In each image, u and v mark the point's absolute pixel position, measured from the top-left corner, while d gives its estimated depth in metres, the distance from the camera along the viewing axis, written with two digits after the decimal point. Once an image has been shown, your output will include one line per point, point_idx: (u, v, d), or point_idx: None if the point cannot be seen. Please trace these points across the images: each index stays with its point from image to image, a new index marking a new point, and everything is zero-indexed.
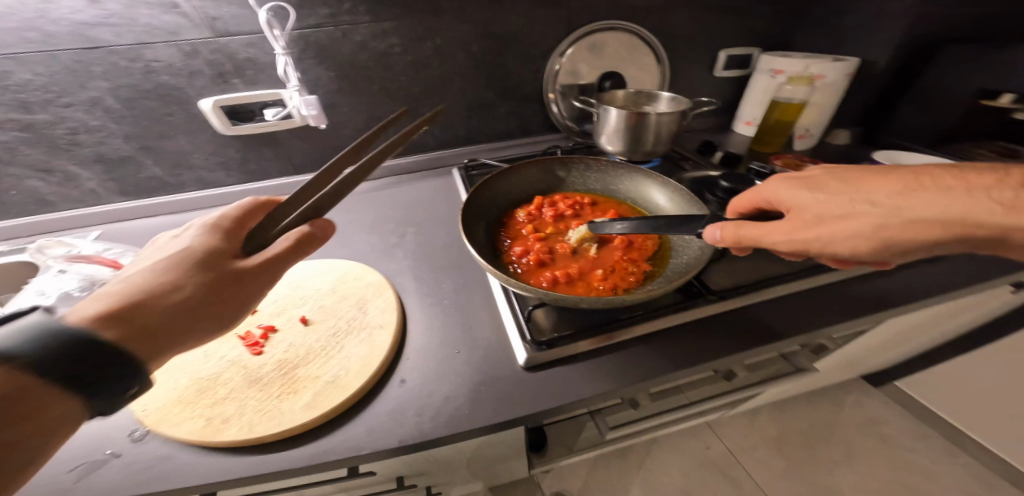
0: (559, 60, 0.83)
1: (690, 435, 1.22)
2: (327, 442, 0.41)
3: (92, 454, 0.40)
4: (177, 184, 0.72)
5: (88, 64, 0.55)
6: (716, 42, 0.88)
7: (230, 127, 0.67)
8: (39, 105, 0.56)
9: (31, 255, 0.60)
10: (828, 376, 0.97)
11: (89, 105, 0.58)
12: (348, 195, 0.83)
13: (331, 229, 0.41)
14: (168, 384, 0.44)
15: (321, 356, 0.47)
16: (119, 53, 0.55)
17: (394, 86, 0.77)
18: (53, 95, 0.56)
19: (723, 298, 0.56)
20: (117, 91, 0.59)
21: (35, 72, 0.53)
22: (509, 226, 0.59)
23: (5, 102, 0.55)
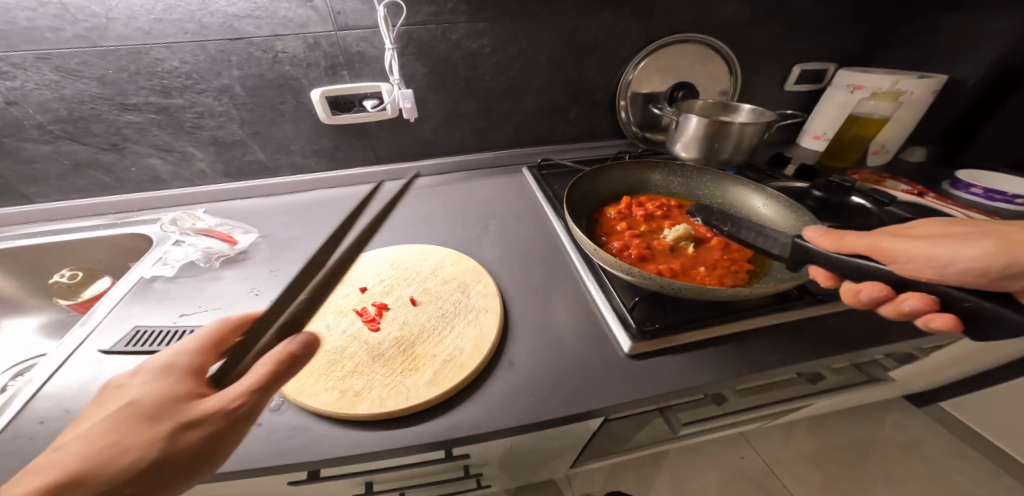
0: (635, 68, 0.85)
1: (725, 445, 1.20)
2: (450, 418, 0.43)
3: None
4: (274, 168, 0.77)
5: (227, 54, 0.61)
6: (792, 56, 0.89)
7: (331, 116, 0.72)
8: (178, 90, 0.62)
9: (161, 228, 0.64)
10: (884, 392, 0.95)
11: (220, 92, 0.64)
12: (422, 186, 0.86)
13: (315, 345, 0.30)
14: None
15: (434, 336, 0.49)
16: (256, 44, 0.61)
17: (478, 85, 0.80)
18: (192, 82, 0.62)
19: (823, 300, 0.56)
20: (244, 80, 0.64)
21: (182, 60, 0.59)
22: (601, 222, 0.61)
23: (150, 86, 0.60)
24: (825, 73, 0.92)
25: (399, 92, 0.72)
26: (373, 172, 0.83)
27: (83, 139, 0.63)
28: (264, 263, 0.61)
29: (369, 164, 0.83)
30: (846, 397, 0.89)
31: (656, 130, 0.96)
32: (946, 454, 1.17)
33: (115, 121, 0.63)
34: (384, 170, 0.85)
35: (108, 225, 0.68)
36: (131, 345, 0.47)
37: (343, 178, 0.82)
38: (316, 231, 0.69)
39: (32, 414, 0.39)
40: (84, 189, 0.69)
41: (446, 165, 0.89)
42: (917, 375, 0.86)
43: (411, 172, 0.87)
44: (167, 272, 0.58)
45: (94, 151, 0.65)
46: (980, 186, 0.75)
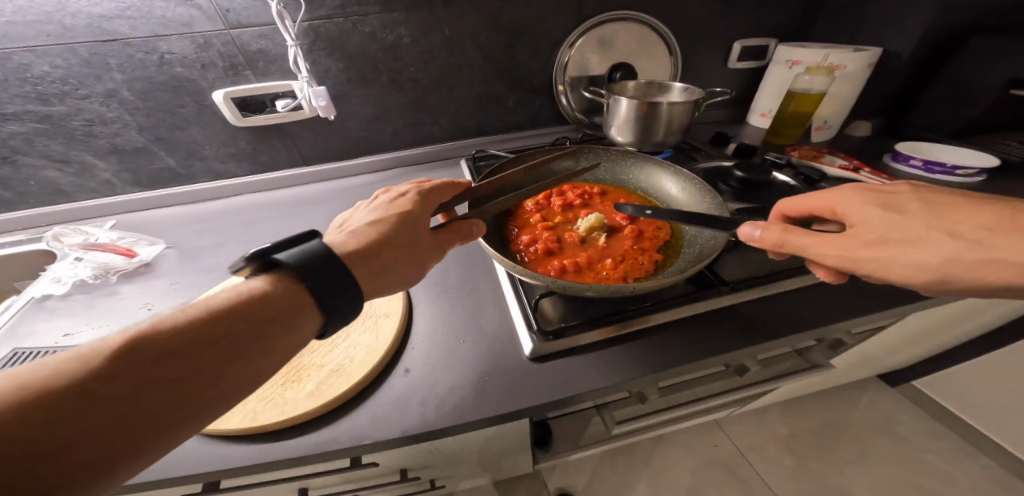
0: (568, 53, 0.82)
1: (697, 431, 1.19)
2: (329, 432, 0.40)
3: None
4: (189, 175, 0.73)
5: (104, 56, 0.57)
6: (731, 32, 0.86)
7: (241, 119, 0.68)
8: (57, 97, 0.58)
9: (47, 243, 0.61)
10: (845, 374, 0.94)
11: (105, 97, 0.60)
12: (353, 186, 0.82)
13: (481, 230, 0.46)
14: None
15: (327, 344, 0.47)
16: (135, 45, 0.57)
17: (402, 78, 0.77)
18: (70, 88, 0.58)
19: (735, 288, 0.55)
20: (132, 84, 0.61)
21: (54, 65, 0.55)
22: (517, 215, 0.59)
23: (25, 94, 0.57)
24: (767, 50, 0.89)
25: (310, 90, 0.68)
26: (301, 174, 0.80)
27: None
28: (165, 276, 0.59)
29: (296, 166, 0.79)
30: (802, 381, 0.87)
31: (599, 114, 0.93)
32: (917, 431, 1.17)
33: None
34: (312, 172, 0.81)
35: (33, 238, 0.65)
36: (7, 367, 0.45)
37: (269, 181, 0.78)
38: (229, 241, 0.66)
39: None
40: None
41: (381, 162, 0.85)
42: (871, 356, 0.85)
43: (344, 171, 0.83)
44: (58, 291, 0.55)
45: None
46: (918, 159, 0.73)
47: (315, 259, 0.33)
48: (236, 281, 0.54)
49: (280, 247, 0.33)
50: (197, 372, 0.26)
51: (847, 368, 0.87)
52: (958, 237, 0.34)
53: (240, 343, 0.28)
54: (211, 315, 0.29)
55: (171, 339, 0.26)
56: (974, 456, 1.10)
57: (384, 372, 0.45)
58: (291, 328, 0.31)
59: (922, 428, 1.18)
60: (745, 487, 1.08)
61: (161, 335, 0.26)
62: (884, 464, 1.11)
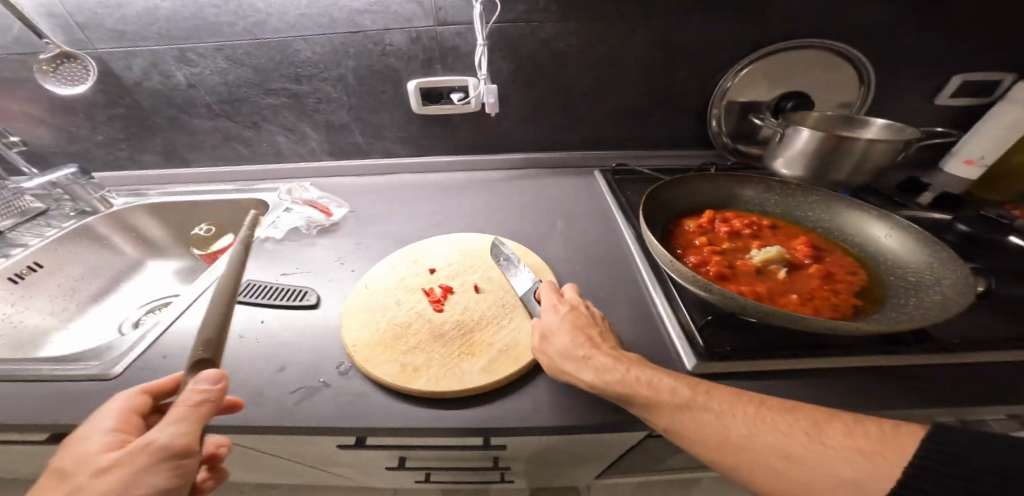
0: (739, 73, 0.77)
1: None
2: (498, 409, 0.42)
3: (308, 380, 0.44)
4: (368, 150, 0.86)
5: (348, 46, 0.70)
6: (940, 62, 0.75)
7: (421, 107, 0.78)
8: (307, 78, 0.73)
9: (280, 194, 0.76)
10: None
11: (336, 81, 0.74)
12: (489, 181, 0.88)
13: (217, 385, 0.32)
14: (369, 324, 0.49)
15: (494, 323, 0.50)
16: (370, 37, 0.69)
17: (562, 85, 0.80)
18: (317, 71, 0.73)
19: (960, 349, 0.44)
20: (357, 70, 0.73)
21: (313, 51, 0.70)
22: (678, 235, 0.57)
23: (287, 75, 0.73)
24: (997, 86, 0.77)
25: (484, 87, 0.75)
26: (450, 162, 0.90)
27: (234, 116, 0.79)
28: (349, 236, 0.68)
29: (448, 154, 0.88)
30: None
31: (750, 142, 0.88)
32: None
33: (257, 103, 0.77)
34: (458, 161, 0.91)
35: (238, 190, 0.84)
36: (246, 295, 0.55)
37: (421, 165, 0.89)
38: (393, 212, 0.75)
39: (158, 350, 0.48)
40: (225, 156, 0.85)
41: (517, 160, 0.91)
42: None
43: (484, 164, 0.91)
44: (276, 235, 0.67)
45: (240, 127, 0.81)
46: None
47: None
48: (408, 252, 0.62)
49: None
50: None
51: None
52: (710, 408, 0.34)
53: None
54: None
55: None
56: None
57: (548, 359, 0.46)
58: None
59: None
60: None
61: None
62: None
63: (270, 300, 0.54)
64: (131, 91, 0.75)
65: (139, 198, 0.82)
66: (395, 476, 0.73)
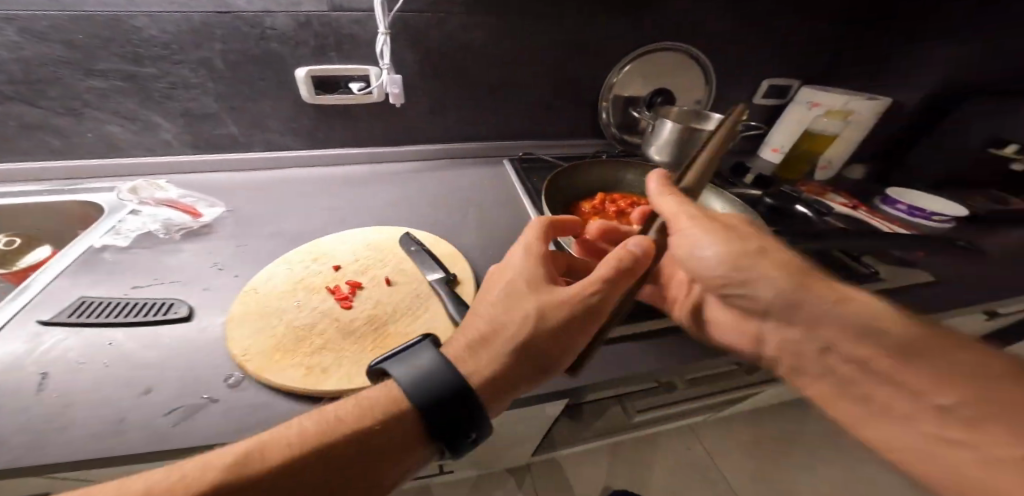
0: (620, 72, 0.91)
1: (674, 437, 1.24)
2: None
3: (187, 398, 0.38)
4: (246, 143, 0.76)
5: (211, 26, 0.62)
6: (753, 72, 0.99)
7: (315, 96, 0.74)
8: (153, 59, 0.62)
9: (120, 195, 0.61)
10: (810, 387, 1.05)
11: (197, 64, 0.65)
12: (389, 172, 0.85)
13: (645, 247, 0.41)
14: (264, 330, 0.44)
15: (413, 313, 0.49)
16: (244, 19, 0.63)
17: (469, 78, 0.84)
18: (169, 52, 0.62)
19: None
20: (225, 55, 0.65)
21: (163, 30, 0.60)
22: (575, 216, 0.64)
23: (124, 54, 0.61)
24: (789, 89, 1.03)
25: (388, 77, 0.75)
26: (350, 154, 0.84)
27: (36, 101, 0.61)
28: (228, 236, 0.59)
29: (347, 145, 0.84)
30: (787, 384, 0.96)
31: (632, 132, 1.02)
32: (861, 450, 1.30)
33: (73, 87, 0.61)
34: (360, 153, 0.86)
35: (53, 190, 0.66)
36: (79, 314, 0.44)
37: (316, 158, 0.82)
38: (285, 206, 0.68)
39: None
40: (24, 150, 0.65)
41: (426, 151, 0.90)
42: None
43: (388, 156, 0.88)
44: (120, 243, 0.54)
45: (48, 114, 0.63)
46: (904, 203, 0.85)
47: (428, 382, 0.34)
48: (305, 249, 0.57)
49: (394, 362, 0.36)
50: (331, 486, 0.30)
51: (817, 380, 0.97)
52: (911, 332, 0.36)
53: (368, 469, 0.32)
54: (319, 444, 0.31)
55: (305, 462, 0.30)
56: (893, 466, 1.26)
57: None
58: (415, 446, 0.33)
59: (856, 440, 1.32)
60: (716, 492, 1.14)
61: (285, 463, 0.29)
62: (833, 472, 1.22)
63: (120, 317, 0.44)
64: None
65: None
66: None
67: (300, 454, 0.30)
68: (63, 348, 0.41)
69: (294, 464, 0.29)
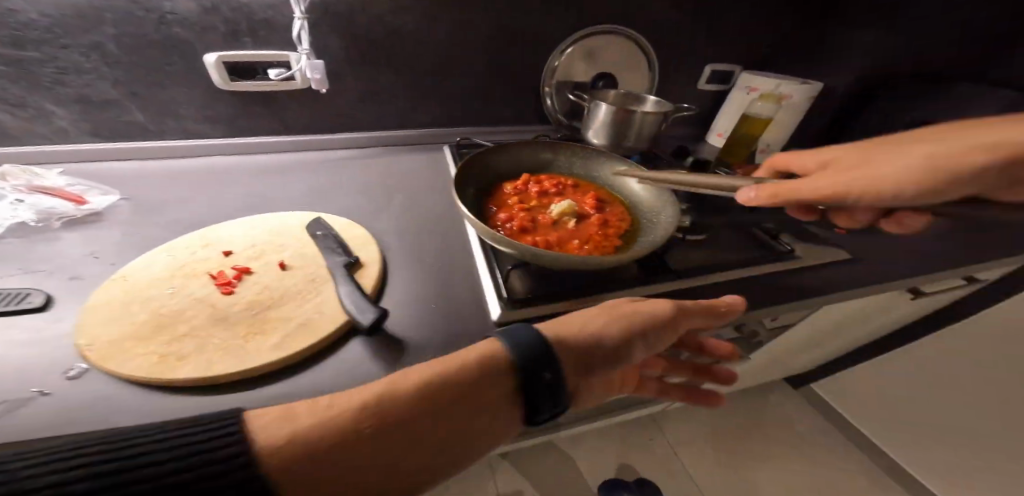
0: (560, 56, 0.90)
1: (635, 429, 1.27)
2: (291, 384, 0.39)
3: (13, 392, 0.34)
4: (158, 131, 0.73)
5: (100, 9, 0.58)
6: (695, 59, 0.99)
7: (230, 83, 0.71)
8: (35, 44, 0.58)
9: None
10: (757, 371, 1.08)
11: (89, 48, 0.61)
12: (320, 160, 0.81)
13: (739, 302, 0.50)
14: (123, 318, 0.41)
15: (301, 296, 0.46)
16: (138, 2, 0.60)
17: (403, 65, 0.82)
18: (52, 36, 0.58)
19: (680, 277, 0.58)
20: (121, 39, 0.62)
21: (41, 12, 0.56)
22: (496, 196, 0.62)
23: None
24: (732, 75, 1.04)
25: (306, 62, 0.72)
26: (277, 143, 0.81)
27: None
28: (119, 225, 0.56)
29: (274, 133, 0.80)
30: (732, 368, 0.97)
31: (579, 119, 1.01)
32: (814, 430, 1.36)
33: None
34: (288, 142, 0.82)
35: None
36: None
37: (238, 148, 0.78)
38: (193, 193, 0.65)
39: None
40: None
41: (364, 139, 0.87)
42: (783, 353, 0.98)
43: (320, 144, 0.84)
44: None
45: None
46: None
47: (538, 347, 0.32)
48: (197, 238, 0.52)
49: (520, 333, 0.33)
50: (432, 443, 0.27)
51: (761, 363, 0.99)
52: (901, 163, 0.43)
53: (457, 433, 0.28)
54: (416, 387, 0.28)
55: (391, 411, 0.27)
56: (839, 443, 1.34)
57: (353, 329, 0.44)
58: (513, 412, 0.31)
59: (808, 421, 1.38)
60: (673, 480, 1.17)
61: (392, 404, 0.27)
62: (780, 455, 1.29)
63: None
64: None
65: None
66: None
67: (406, 405, 0.27)
68: None
69: (398, 406, 0.27)
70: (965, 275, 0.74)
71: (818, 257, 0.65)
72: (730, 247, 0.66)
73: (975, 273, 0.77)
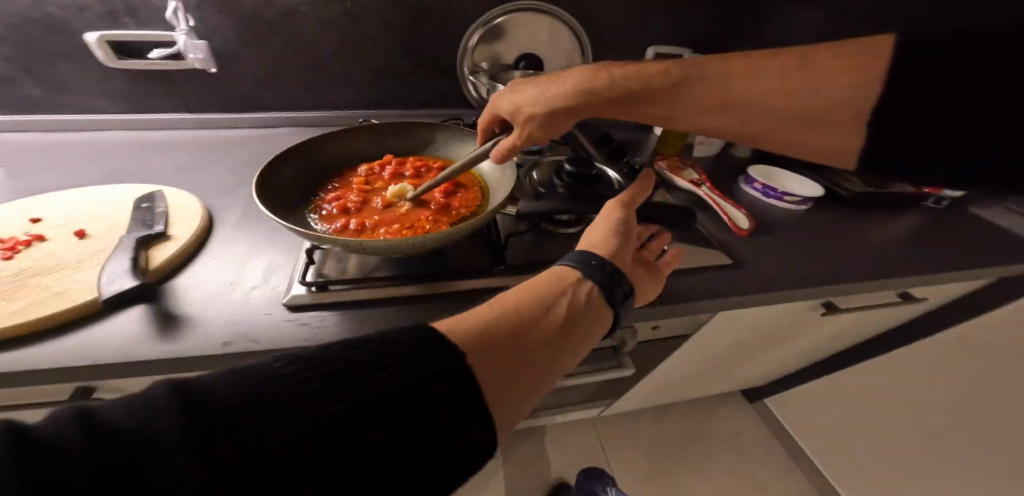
0: (476, 35, 0.84)
1: (569, 433, 1.21)
2: (16, 357, 0.35)
3: None
4: (58, 105, 0.76)
5: None
6: (626, 42, 0.91)
7: (116, 61, 0.73)
8: None
9: None
10: (688, 382, 0.99)
11: None
12: (218, 137, 0.81)
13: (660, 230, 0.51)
14: None
15: (66, 269, 0.43)
16: None
17: (301, 44, 0.79)
18: None
19: (519, 270, 0.53)
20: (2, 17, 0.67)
21: None
22: (345, 176, 0.59)
23: None
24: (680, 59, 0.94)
25: (188, 41, 0.72)
26: (180, 120, 0.81)
27: None
28: None
29: (174, 111, 0.81)
30: (647, 380, 0.88)
31: None
32: (766, 453, 1.24)
33: None
34: (188, 119, 0.82)
35: None
36: None
37: (134, 123, 0.80)
38: (64, 164, 0.67)
39: None
40: None
41: (272, 119, 0.86)
42: (709, 365, 0.89)
43: (225, 123, 0.84)
44: None
45: None
46: (758, 181, 0.77)
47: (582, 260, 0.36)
48: (18, 205, 0.52)
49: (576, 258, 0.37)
50: (530, 365, 0.28)
51: (684, 373, 0.91)
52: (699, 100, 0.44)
53: (547, 347, 0.30)
54: (525, 308, 0.31)
55: (511, 332, 0.29)
56: (794, 471, 1.20)
57: (104, 307, 0.40)
58: (584, 330, 0.32)
59: (760, 442, 1.26)
60: None
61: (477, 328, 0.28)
62: (721, 468, 1.18)
63: None
64: None
65: None
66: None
67: (499, 328, 0.29)
68: None
69: (492, 328, 0.28)
70: (898, 292, 0.67)
71: (698, 262, 0.59)
72: None
73: (903, 289, 0.65)
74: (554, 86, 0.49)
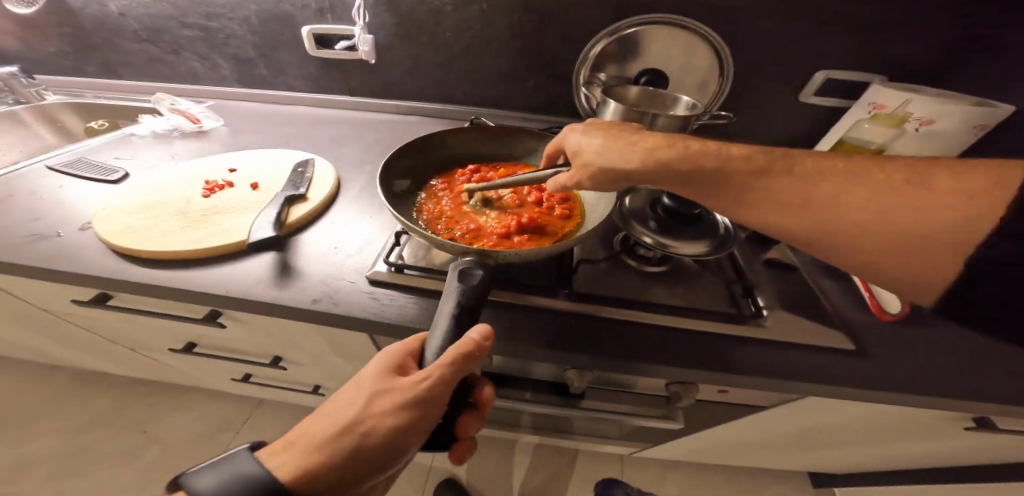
0: (602, 43, 0.81)
1: (592, 459, 1.16)
2: (189, 274, 0.49)
3: (47, 231, 0.56)
4: (274, 82, 0.99)
5: None
6: (791, 60, 0.76)
7: (316, 50, 0.91)
8: (215, 17, 0.89)
9: (155, 103, 0.91)
10: (738, 451, 0.86)
11: (239, 19, 0.89)
12: (366, 119, 0.97)
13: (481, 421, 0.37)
14: (135, 200, 0.60)
15: (235, 213, 0.57)
16: None
17: (446, 42, 0.88)
18: (220, 11, 0.88)
19: (581, 295, 0.51)
20: (255, 13, 0.87)
21: None
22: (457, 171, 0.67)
23: (198, 11, 0.89)
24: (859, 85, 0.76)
25: (362, 37, 0.86)
26: (344, 102, 1.00)
27: (157, 41, 0.95)
28: (211, 141, 0.84)
29: (342, 94, 0.99)
30: (693, 437, 0.79)
31: None
32: None
33: (175, 32, 0.93)
34: (351, 102, 1.00)
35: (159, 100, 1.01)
36: (91, 170, 0.71)
37: (315, 100, 1.00)
38: (264, 131, 0.88)
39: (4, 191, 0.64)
40: (154, 73, 1.02)
41: (408, 108, 0.99)
42: (771, 441, 0.75)
43: (373, 107, 1.00)
44: (145, 133, 0.84)
45: (163, 52, 0.97)
46: None
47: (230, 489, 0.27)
48: (221, 158, 0.71)
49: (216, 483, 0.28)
50: None
51: (739, 442, 0.79)
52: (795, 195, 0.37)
53: None
54: None
55: None
56: None
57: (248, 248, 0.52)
58: None
59: None
60: None
61: None
62: None
63: (99, 176, 0.69)
64: (77, 14, 0.93)
65: (74, 97, 1.01)
66: (214, 371, 0.88)
67: None
68: (52, 183, 0.67)
69: None
70: None
71: (808, 341, 0.47)
72: (672, 287, 0.54)
73: None
74: (626, 146, 0.45)
